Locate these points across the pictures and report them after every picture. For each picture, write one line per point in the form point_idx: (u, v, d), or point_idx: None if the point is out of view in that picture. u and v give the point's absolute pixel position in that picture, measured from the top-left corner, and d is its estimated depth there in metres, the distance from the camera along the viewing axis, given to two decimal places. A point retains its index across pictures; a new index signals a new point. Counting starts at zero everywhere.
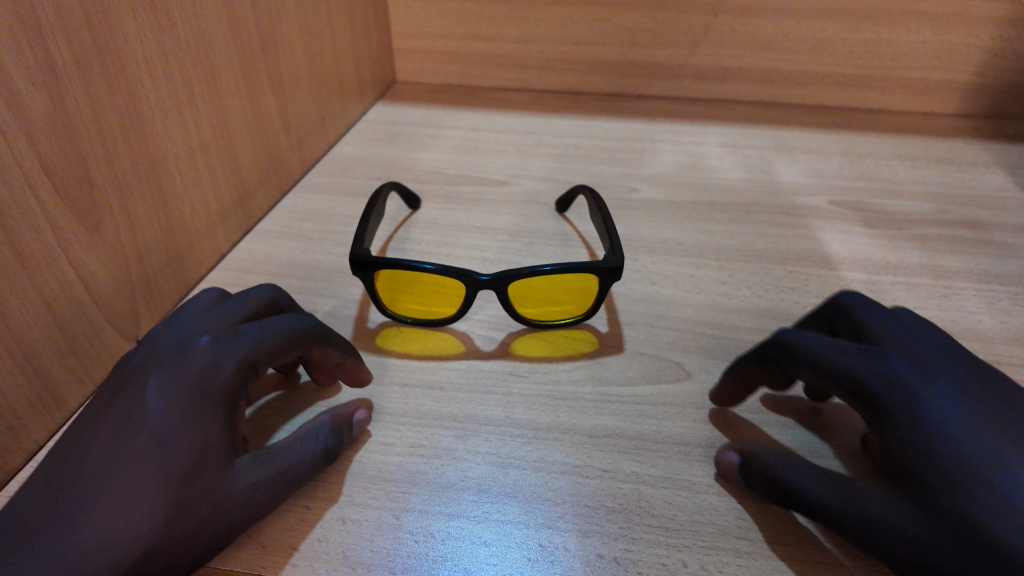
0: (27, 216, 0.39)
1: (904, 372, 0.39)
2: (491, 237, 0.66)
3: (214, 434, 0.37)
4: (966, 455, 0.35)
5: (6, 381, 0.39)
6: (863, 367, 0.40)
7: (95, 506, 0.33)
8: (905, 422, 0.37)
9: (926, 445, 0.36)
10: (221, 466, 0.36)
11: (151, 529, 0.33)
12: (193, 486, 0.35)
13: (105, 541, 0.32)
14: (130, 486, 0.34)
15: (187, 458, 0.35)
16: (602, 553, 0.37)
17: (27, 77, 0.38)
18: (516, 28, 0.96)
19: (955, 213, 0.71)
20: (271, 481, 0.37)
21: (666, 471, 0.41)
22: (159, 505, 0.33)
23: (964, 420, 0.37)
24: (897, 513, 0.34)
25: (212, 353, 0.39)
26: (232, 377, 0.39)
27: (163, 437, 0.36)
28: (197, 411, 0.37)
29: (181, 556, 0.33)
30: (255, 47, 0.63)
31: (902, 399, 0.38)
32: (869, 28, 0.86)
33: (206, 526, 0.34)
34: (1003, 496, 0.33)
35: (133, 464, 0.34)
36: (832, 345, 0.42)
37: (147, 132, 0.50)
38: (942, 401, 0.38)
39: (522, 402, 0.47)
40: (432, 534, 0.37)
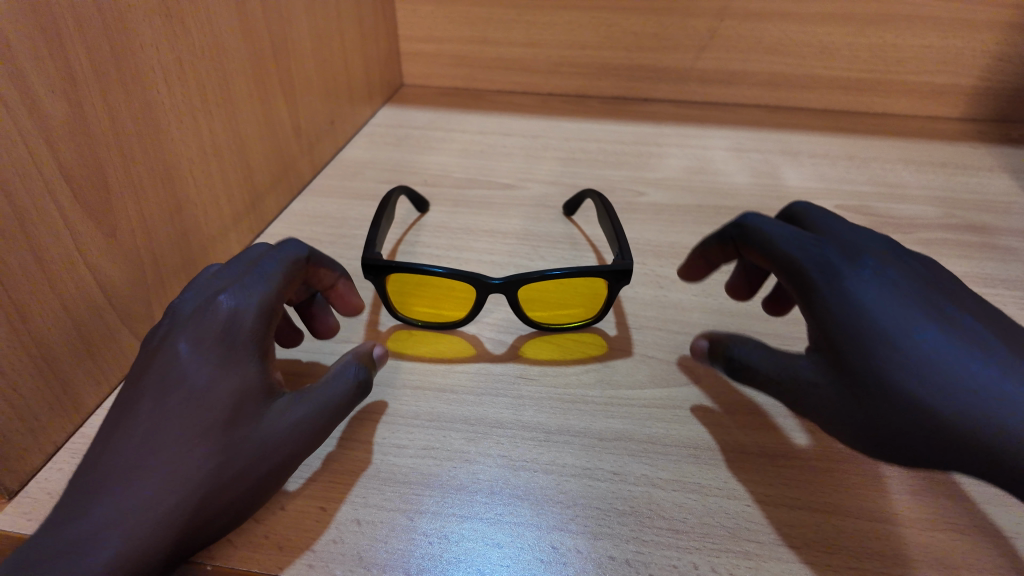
0: (46, 221, 0.40)
1: (830, 253, 0.44)
2: (499, 241, 0.66)
3: (252, 378, 0.39)
4: (880, 317, 0.39)
5: (27, 383, 0.40)
6: (791, 252, 0.45)
7: (153, 457, 0.35)
8: (823, 289, 0.41)
9: (839, 308, 0.40)
10: (262, 407, 0.38)
11: (211, 474, 0.35)
12: (242, 429, 0.37)
13: (169, 488, 0.34)
14: (182, 436, 0.36)
15: (230, 405, 0.37)
16: (613, 555, 0.37)
17: (48, 85, 0.39)
18: (522, 33, 0.96)
19: (960, 217, 0.71)
20: (310, 418, 0.40)
21: (676, 474, 0.42)
22: (213, 450, 0.36)
23: (881, 286, 0.41)
24: (821, 372, 0.39)
25: (239, 302, 0.41)
26: (259, 322, 0.41)
27: (205, 386, 0.37)
28: (235, 357, 0.39)
29: (239, 496, 0.36)
30: (266, 52, 0.64)
31: (823, 273, 0.42)
32: (874, 32, 0.87)
33: (259, 464, 0.37)
34: (906, 349, 0.37)
35: (180, 414, 0.36)
36: (782, 231, 0.47)
37: (162, 137, 0.50)
38: (862, 274, 0.42)
39: (532, 406, 0.47)
40: (445, 535, 0.38)
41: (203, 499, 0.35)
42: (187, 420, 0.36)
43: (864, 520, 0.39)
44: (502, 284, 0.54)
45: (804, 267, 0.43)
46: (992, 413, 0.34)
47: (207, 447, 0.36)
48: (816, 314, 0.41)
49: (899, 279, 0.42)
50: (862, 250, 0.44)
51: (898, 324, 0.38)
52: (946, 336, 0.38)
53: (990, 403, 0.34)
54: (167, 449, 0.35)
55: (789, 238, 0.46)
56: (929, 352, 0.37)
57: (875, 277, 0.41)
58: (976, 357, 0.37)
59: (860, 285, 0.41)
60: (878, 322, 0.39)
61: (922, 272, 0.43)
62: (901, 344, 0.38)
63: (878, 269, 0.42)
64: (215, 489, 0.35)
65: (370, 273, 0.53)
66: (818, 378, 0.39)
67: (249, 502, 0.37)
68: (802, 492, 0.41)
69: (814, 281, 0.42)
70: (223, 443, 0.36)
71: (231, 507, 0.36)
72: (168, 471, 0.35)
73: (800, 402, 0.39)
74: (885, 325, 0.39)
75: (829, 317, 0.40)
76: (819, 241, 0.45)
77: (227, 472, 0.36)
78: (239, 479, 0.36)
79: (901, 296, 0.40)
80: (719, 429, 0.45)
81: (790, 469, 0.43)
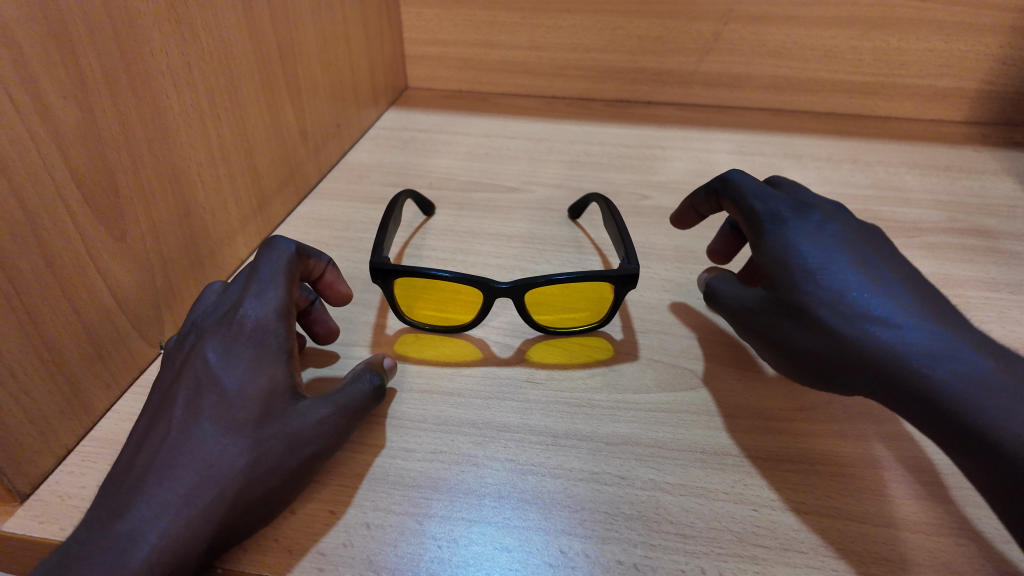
0: (58, 226, 0.40)
1: (784, 206, 0.50)
2: (505, 244, 0.66)
3: (278, 377, 0.40)
4: (813, 266, 0.45)
5: (39, 387, 0.40)
6: (753, 203, 0.51)
7: (188, 456, 0.37)
8: (770, 235, 0.49)
9: (777, 252, 0.47)
10: (288, 405, 0.40)
11: (244, 469, 0.37)
12: (270, 426, 0.38)
13: (204, 484, 0.36)
14: (215, 435, 0.37)
15: (257, 404, 0.39)
16: (621, 559, 0.37)
17: (60, 91, 0.40)
18: (527, 36, 0.96)
19: (965, 221, 0.71)
20: (335, 414, 0.41)
21: (683, 479, 0.42)
22: (244, 446, 0.37)
23: (820, 237, 0.47)
24: (765, 314, 0.47)
25: (260, 306, 0.42)
26: (280, 324, 0.42)
27: (234, 388, 0.39)
28: (260, 357, 0.40)
29: (271, 492, 0.37)
30: (274, 56, 0.64)
31: (774, 223, 0.49)
32: (878, 36, 0.87)
33: (289, 459, 0.38)
34: (830, 292, 0.44)
35: (212, 415, 0.38)
36: (752, 188, 0.53)
37: (171, 142, 0.51)
38: (808, 226, 0.48)
39: (540, 409, 0.47)
40: (454, 539, 0.38)
41: (237, 495, 0.36)
42: (219, 420, 0.38)
43: (870, 525, 0.40)
44: (510, 289, 0.53)
45: (759, 217, 0.50)
46: (881, 344, 0.41)
47: (237, 444, 0.37)
48: (762, 257, 0.49)
49: (839, 235, 0.47)
50: (816, 206, 0.50)
51: (825, 268, 0.45)
52: (863, 280, 0.44)
53: (883, 335, 0.41)
54: (201, 448, 0.37)
55: (754, 192, 0.52)
56: (839, 290, 0.44)
57: (818, 228, 0.48)
58: (882, 300, 0.43)
59: (801, 235, 0.47)
60: (805, 266, 0.46)
61: (867, 230, 0.49)
62: (821, 284, 0.45)
63: (823, 223, 0.48)
64: (248, 483, 0.37)
65: (377, 275, 0.53)
66: (757, 309, 0.48)
67: (283, 498, 0.38)
68: (809, 498, 0.41)
69: (766, 229, 0.49)
70: (254, 440, 0.38)
71: (264, 502, 0.37)
72: (200, 470, 0.36)
73: (747, 326, 0.49)
74: (811, 268, 0.46)
75: (771, 261, 0.48)
76: (779, 194, 0.51)
77: (259, 467, 0.37)
78: (270, 474, 0.37)
79: (836, 244, 0.46)
80: (725, 434, 0.46)
81: (796, 474, 0.43)
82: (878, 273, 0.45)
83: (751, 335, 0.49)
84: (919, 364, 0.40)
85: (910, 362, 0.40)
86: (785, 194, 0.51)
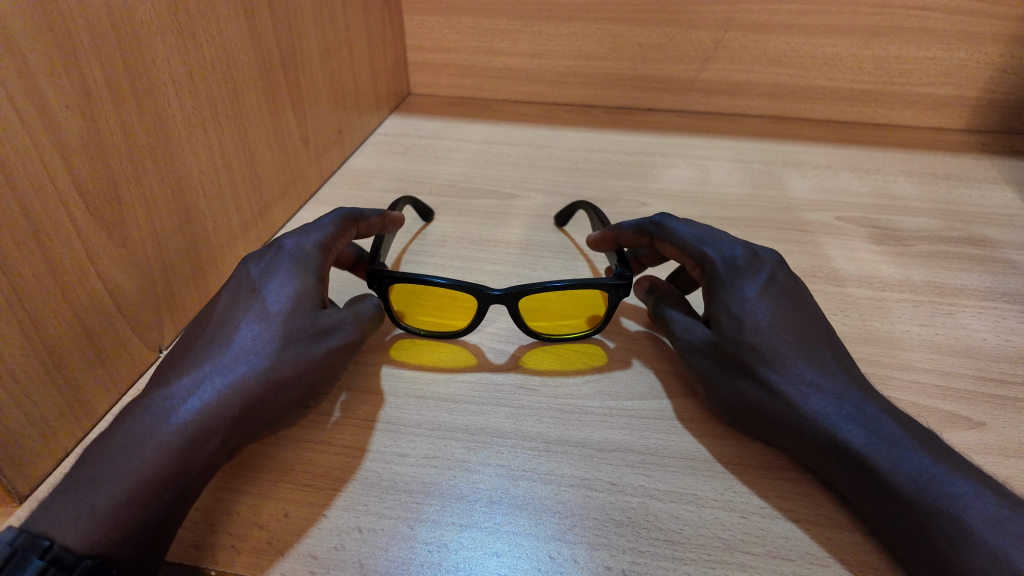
0: (61, 232, 0.41)
1: (735, 255, 0.50)
2: (503, 251, 0.67)
3: (310, 287, 0.47)
4: (760, 323, 0.46)
5: (40, 389, 0.41)
6: (703, 249, 0.51)
7: (226, 338, 0.43)
8: (722, 285, 0.49)
9: (731, 304, 0.47)
10: (318, 309, 0.46)
11: (275, 351, 0.42)
12: (298, 318, 0.45)
13: (242, 359, 0.42)
14: (250, 323, 0.44)
15: (290, 301, 0.45)
16: (610, 565, 0.38)
17: (63, 101, 0.40)
18: (529, 43, 0.97)
19: (962, 230, 0.71)
20: (352, 325, 0.47)
21: (672, 486, 0.43)
22: (275, 332, 0.43)
23: (770, 292, 0.48)
24: (706, 353, 0.47)
25: (298, 237, 0.50)
26: (317, 251, 0.49)
27: (268, 289, 0.46)
28: (295, 268, 0.47)
29: (300, 373, 0.43)
30: (276, 64, 0.65)
31: (727, 272, 0.49)
32: (878, 44, 0.87)
33: (315, 351, 0.44)
34: (774, 353, 0.45)
35: (250, 310, 0.45)
36: (695, 230, 0.53)
37: (174, 150, 0.51)
38: (757, 279, 0.48)
39: (533, 415, 0.48)
40: (445, 544, 0.39)
41: (269, 372, 0.42)
42: (256, 313, 0.44)
43: (857, 533, 0.40)
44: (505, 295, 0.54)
45: (712, 265, 0.50)
46: (810, 406, 0.42)
47: (271, 332, 0.43)
48: (713, 303, 0.49)
49: (782, 294, 0.48)
50: (760, 257, 0.51)
51: (770, 325, 0.46)
52: (802, 340, 0.45)
53: (814, 397, 0.42)
54: (240, 332, 0.43)
55: (698, 238, 0.52)
56: (782, 352, 0.45)
57: (763, 280, 0.48)
58: (816, 366, 0.44)
59: (753, 287, 0.48)
60: (753, 318, 0.46)
61: (799, 286, 0.51)
62: (764, 339, 0.45)
63: (771, 276, 0.49)
64: (277, 365, 0.42)
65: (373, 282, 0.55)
66: (699, 346, 0.48)
67: (309, 384, 0.44)
68: (797, 505, 0.42)
69: (719, 276, 0.49)
70: (283, 328, 0.44)
71: (292, 384, 0.42)
72: (234, 348, 0.42)
73: (687, 359, 0.49)
74: (759, 324, 0.46)
75: (720, 307, 0.48)
76: (727, 244, 0.51)
77: (288, 353, 0.43)
78: (298, 359, 0.43)
79: (780, 303, 0.47)
80: (715, 442, 0.46)
81: (785, 481, 0.43)
82: (811, 334, 0.46)
83: (691, 369, 0.48)
84: (841, 422, 0.41)
85: (834, 420, 0.41)
86: (731, 243, 0.51)
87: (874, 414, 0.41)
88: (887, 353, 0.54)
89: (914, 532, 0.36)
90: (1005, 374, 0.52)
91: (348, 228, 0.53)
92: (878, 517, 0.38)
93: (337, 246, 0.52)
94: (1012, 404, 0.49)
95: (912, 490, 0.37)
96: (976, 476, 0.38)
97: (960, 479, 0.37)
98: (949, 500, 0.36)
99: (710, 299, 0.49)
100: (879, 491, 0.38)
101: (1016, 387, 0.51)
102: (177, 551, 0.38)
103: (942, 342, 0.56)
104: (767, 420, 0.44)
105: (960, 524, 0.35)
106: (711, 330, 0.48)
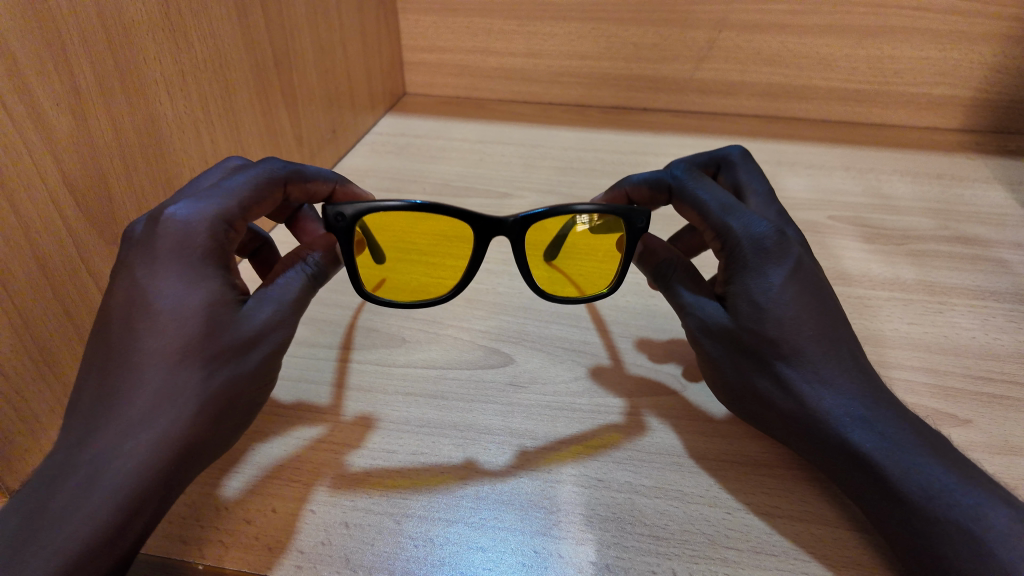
0: (51, 231, 0.42)
1: (765, 231, 0.44)
2: (495, 249, 0.67)
3: (218, 289, 0.38)
4: (784, 314, 0.42)
5: (32, 387, 0.41)
6: (729, 223, 0.45)
7: (137, 374, 0.35)
8: (745, 266, 0.44)
9: (754, 291, 0.43)
10: (235, 315, 0.38)
11: (199, 386, 0.36)
12: (222, 335, 0.37)
13: (165, 405, 0.35)
14: (159, 355, 0.35)
15: (201, 319, 0.36)
16: (594, 560, 0.38)
17: (53, 101, 0.41)
18: (524, 43, 0.98)
19: (954, 229, 0.72)
20: (283, 318, 0.40)
21: (658, 481, 0.43)
22: (195, 364, 0.36)
23: (797, 280, 0.43)
24: (718, 337, 0.44)
25: (192, 207, 0.39)
26: (216, 231, 0.39)
27: (163, 302, 0.36)
28: (196, 268, 0.38)
29: (232, 401, 0.37)
30: (269, 63, 0.66)
31: (754, 251, 0.44)
32: (871, 44, 0.88)
33: (244, 366, 0.38)
34: (793, 346, 0.42)
35: (153, 337, 0.36)
36: (717, 197, 0.47)
37: (163, 150, 0.52)
38: (787, 264, 0.43)
39: (521, 412, 0.48)
40: (431, 539, 0.39)
41: (200, 410, 0.35)
42: (163, 340, 0.36)
43: (841, 529, 0.40)
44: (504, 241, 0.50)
45: (737, 242, 0.44)
46: (822, 405, 0.41)
47: (189, 360, 0.36)
48: (731, 285, 0.44)
49: (808, 279, 0.44)
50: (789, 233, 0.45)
51: (794, 318, 0.42)
52: (823, 336, 0.42)
53: (826, 397, 0.41)
54: (151, 372, 0.35)
55: (723, 210, 0.46)
56: (800, 349, 0.42)
57: (792, 265, 0.43)
58: (833, 364, 0.42)
59: (780, 273, 0.43)
60: (776, 310, 0.42)
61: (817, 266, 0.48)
62: (784, 331, 0.42)
63: (800, 260, 0.44)
64: (208, 400, 0.36)
65: (340, 220, 0.44)
66: (712, 330, 0.44)
67: (239, 405, 0.38)
68: (783, 501, 0.42)
69: (745, 257, 0.44)
70: (203, 358, 0.36)
71: (225, 415, 0.37)
72: (151, 388, 0.35)
73: (696, 339, 0.46)
74: (783, 318, 0.42)
75: (739, 292, 0.43)
76: (755, 217, 0.45)
77: (215, 381, 0.36)
78: (230, 382, 0.37)
79: (807, 292, 0.43)
80: (702, 438, 0.46)
81: (771, 478, 0.43)
82: (831, 327, 0.43)
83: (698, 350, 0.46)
84: (851, 424, 0.40)
85: (846, 421, 0.40)
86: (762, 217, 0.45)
87: (887, 420, 0.40)
88: (876, 351, 0.54)
89: (916, 538, 0.36)
90: (993, 372, 0.53)
91: (262, 194, 0.43)
92: (875, 517, 0.39)
93: (252, 215, 0.43)
94: (999, 402, 0.50)
95: (922, 498, 0.37)
96: (988, 486, 0.37)
97: (972, 489, 0.37)
98: (961, 510, 0.36)
99: (728, 278, 0.45)
100: (881, 493, 0.38)
101: (1003, 385, 0.51)
102: (164, 545, 0.39)
103: (930, 340, 0.56)
104: (773, 415, 0.43)
105: (968, 533, 0.35)
106: (726, 314, 0.44)
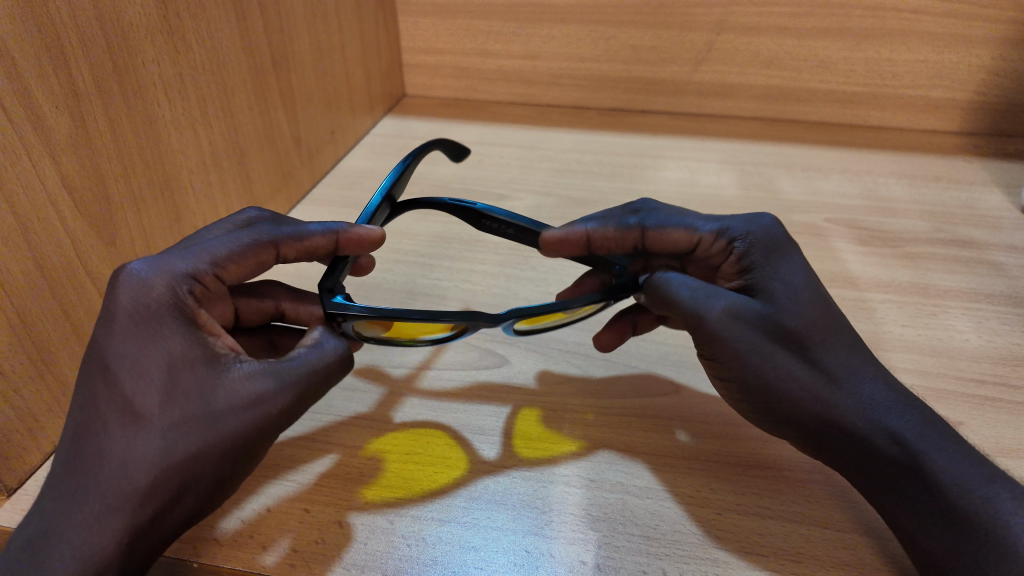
0: (50, 232, 0.42)
1: (767, 224, 0.47)
2: (492, 251, 0.68)
3: (179, 346, 0.36)
4: (811, 298, 0.44)
5: (30, 386, 0.42)
6: (727, 224, 0.47)
7: (97, 441, 0.35)
8: (768, 254, 0.45)
9: (784, 277, 0.44)
10: (203, 376, 0.36)
11: (157, 457, 0.34)
12: (183, 400, 0.35)
13: (118, 476, 0.34)
14: (118, 423, 0.35)
15: (161, 382, 0.35)
16: (585, 560, 0.38)
17: (53, 104, 0.41)
18: (523, 45, 0.98)
19: (949, 232, 0.72)
20: (278, 389, 0.37)
21: (650, 482, 0.43)
22: (154, 432, 0.35)
23: (811, 272, 0.45)
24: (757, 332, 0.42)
25: (152, 266, 0.38)
26: (176, 286, 0.38)
27: (120, 364, 0.36)
28: (152, 327, 0.36)
29: (201, 473, 0.35)
30: (267, 65, 0.66)
31: (770, 241, 0.46)
32: (868, 47, 0.88)
33: (217, 438, 0.35)
34: (818, 333, 0.43)
35: (112, 402, 0.35)
36: (695, 214, 0.50)
37: (161, 151, 0.52)
38: (799, 255, 0.46)
39: (513, 412, 0.48)
40: (423, 538, 0.39)
41: (155, 482, 0.34)
42: (120, 405, 0.35)
43: (831, 530, 0.41)
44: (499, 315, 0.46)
45: (749, 233, 0.46)
46: (860, 390, 0.41)
47: (147, 429, 0.35)
48: (754, 274, 0.45)
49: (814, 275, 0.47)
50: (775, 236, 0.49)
51: (820, 303, 0.44)
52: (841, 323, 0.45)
53: (859, 386, 0.41)
54: (108, 439, 0.35)
55: (712, 218, 0.48)
56: (829, 334, 0.43)
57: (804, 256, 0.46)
58: (857, 352, 0.43)
59: (798, 261, 0.45)
60: (800, 293, 0.44)
61: None
62: (816, 319, 0.43)
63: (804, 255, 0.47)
64: (165, 472, 0.34)
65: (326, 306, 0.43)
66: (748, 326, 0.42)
67: (213, 475, 0.36)
68: (772, 502, 0.42)
69: (765, 245, 0.46)
70: (164, 426, 0.35)
71: (193, 485, 0.35)
72: (108, 455, 0.34)
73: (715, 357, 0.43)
74: (812, 300, 0.43)
75: (768, 276, 0.44)
76: (749, 216, 0.48)
77: (177, 452, 0.35)
78: (196, 452, 0.35)
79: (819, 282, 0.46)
80: (698, 439, 0.47)
81: (761, 479, 0.44)
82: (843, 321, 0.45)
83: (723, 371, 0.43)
84: (887, 411, 0.40)
85: (884, 411, 0.40)
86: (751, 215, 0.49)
87: (916, 404, 0.41)
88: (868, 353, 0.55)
89: (938, 532, 0.37)
90: (984, 374, 0.53)
91: (242, 254, 0.42)
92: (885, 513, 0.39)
93: (232, 270, 0.42)
94: (991, 403, 0.50)
95: (940, 498, 0.37)
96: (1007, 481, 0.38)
97: (981, 485, 0.37)
98: (980, 500, 0.37)
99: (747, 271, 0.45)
100: (886, 484, 0.39)
101: (995, 387, 0.51)
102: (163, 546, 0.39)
103: (924, 341, 0.56)
104: (814, 417, 0.41)
105: (987, 526, 0.36)
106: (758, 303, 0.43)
